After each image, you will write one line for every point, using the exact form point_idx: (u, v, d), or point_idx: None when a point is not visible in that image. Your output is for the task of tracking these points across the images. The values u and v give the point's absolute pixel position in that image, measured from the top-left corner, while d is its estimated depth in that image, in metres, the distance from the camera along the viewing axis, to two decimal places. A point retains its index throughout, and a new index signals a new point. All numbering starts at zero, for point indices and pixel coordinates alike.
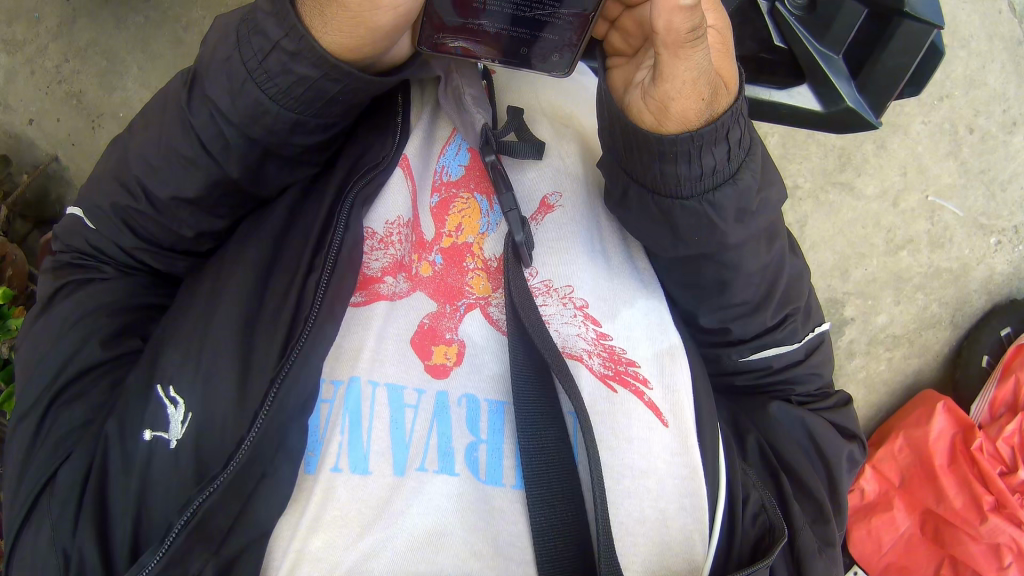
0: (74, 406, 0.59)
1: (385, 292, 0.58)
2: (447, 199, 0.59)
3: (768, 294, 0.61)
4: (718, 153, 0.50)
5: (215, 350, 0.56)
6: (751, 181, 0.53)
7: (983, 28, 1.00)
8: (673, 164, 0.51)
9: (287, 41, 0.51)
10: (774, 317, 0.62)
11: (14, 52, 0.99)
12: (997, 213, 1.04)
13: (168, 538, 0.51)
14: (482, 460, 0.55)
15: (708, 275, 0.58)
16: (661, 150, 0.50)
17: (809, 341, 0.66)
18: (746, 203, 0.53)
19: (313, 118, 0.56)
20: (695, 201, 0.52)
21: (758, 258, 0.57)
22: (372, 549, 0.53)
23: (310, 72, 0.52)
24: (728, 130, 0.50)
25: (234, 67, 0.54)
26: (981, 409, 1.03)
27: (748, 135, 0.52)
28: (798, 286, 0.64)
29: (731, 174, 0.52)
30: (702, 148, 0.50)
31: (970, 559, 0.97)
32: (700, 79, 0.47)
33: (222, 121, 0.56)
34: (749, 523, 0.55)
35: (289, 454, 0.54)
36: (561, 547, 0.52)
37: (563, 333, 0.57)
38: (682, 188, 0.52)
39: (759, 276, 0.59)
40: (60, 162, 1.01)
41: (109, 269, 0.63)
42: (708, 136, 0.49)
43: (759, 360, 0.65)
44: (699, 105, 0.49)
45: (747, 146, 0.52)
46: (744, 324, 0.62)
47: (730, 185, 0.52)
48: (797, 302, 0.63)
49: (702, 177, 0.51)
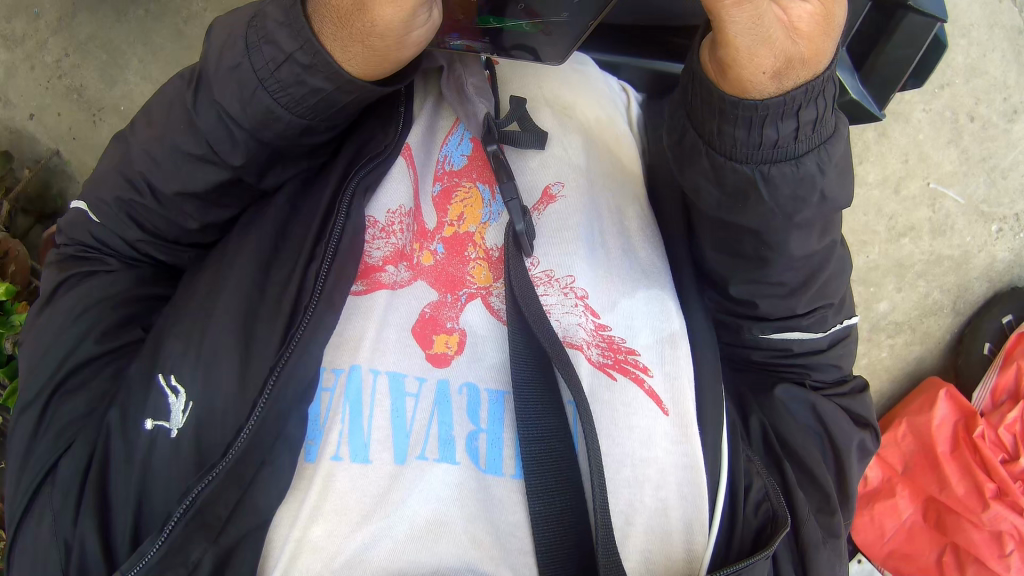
0: (78, 396, 0.59)
1: (386, 280, 0.57)
2: (450, 189, 0.60)
3: (809, 281, 0.57)
4: (784, 127, 0.45)
5: (216, 342, 0.56)
6: (813, 170, 0.47)
7: (984, 15, 0.99)
8: (731, 128, 0.46)
9: (301, 53, 0.51)
10: (805, 308, 0.60)
11: (15, 49, 0.99)
12: (998, 201, 1.04)
13: (167, 527, 0.51)
14: (482, 449, 0.55)
15: (750, 249, 0.55)
16: (722, 107, 0.45)
17: (834, 332, 0.64)
18: (802, 193, 0.48)
19: (323, 122, 0.56)
20: (750, 167, 0.47)
21: (807, 244, 0.53)
22: (372, 539, 0.53)
23: (323, 86, 0.53)
24: (800, 106, 0.45)
25: (243, 75, 0.54)
26: (982, 397, 1.03)
27: (827, 121, 0.47)
28: (838, 280, 0.60)
29: (796, 157, 0.47)
30: (768, 119, 0.45)
31: (972, 546, 0.97)
32: (758, 50, 0.41)
33: (231, 124, 0.55)
34: (751, 511, 0.55)
35: (289, 443, 0.54)
36: (560, 536, 0.52)
37: (564, 323, 0.57)
38: (736, 152, 0.47)
39: (803, 261, 0.55)
40: (61, 156, 1.01)
41: (114, 261, 0.63)
42: (775, 109, 0.44)
43: (781, 341, 0.63)
44: (759, 79, 0.43)
45: (824, 132, 0.47)
46: (773, 303, 0.59)
47: (788, 164, 0.47)
48: (831, 296, 0.61)
49: (760, 147, 0.46)
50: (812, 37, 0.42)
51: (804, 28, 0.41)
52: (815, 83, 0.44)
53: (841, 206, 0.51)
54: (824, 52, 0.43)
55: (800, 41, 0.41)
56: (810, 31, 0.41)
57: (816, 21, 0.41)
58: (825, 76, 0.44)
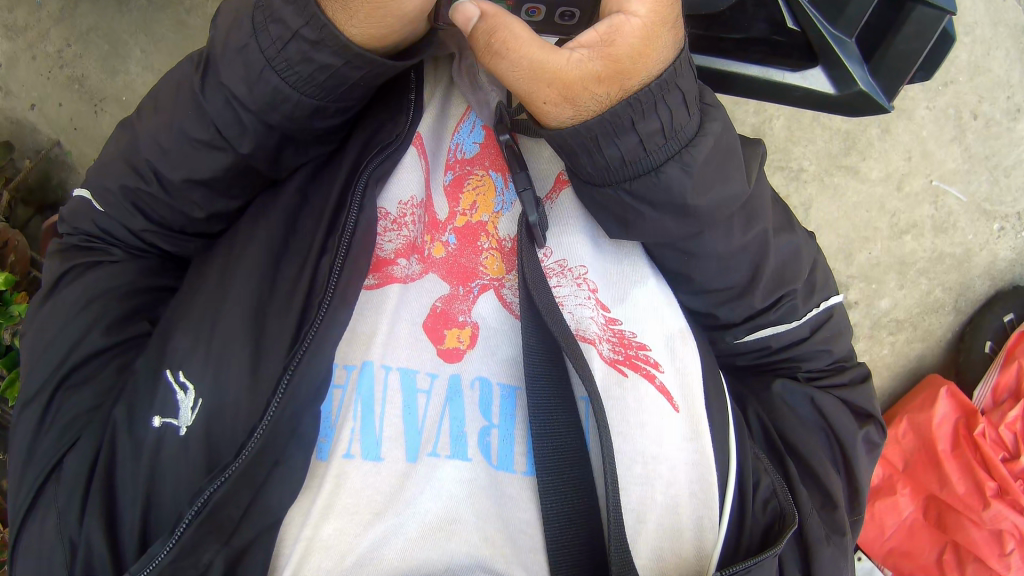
0: (83, 389, 0.58)
1: (399, 274, 0.57)
2: (462, 176, 0.59)
3: (754, 275, 0.58)
4: (625, 145, 0.49)
5: (225, 336, 0.56)
6: (678, 175, 0.50)
7: (988, 13, 0.99)
8: (580, 159, 0.51)
9: (308, 30, 0.50)
10: (765, 300, 0.60)
11: (14, 37, 0.97)
12: (1000, 199, 1.04)
13: (179, 528, 0.50)
14: (494, 445, 0.55)
15: (671, 260, 0.57)
16: (559, 144, 0.51)
17: (813, 318, 0.64)
18: (676, 198, 0.51)
19: (333, 103, 0.55)
20: (616, 188, 0.52)
21: (731, 241, 0.55)
22: (383, 536, 0.52)
23: (332, 61, 0.51)
24: (634, 121, 0.48)
25: (250, 57, 0.53)
26: (983, 395, 1.03)
27: (675, 128, 0.50)
28: (794, 266, 0.61)
29: (654, 166, 0.50)
30: (599, 139, 0.49)
31: (972, 545, 0.98)
32: (533, 84, 0.48)
33: (238, 107, 0.55)
34: (760, 508, 0.56)
35: (301, 441, 0.53)
36: (569, 533, 0.52)
37: (576, 316, 0.57)
38: (600, 177, 0.52)
39: (729, 258, 0.56)
40: (62, 147, 1.00)
41: (118, 252, 0.62)
42: (598, 130, 0.49)
43: (756, 341, 0.63)
44: (547, 105, 0.49)
45: (683, 137, 0.50)
46: (733, 306, 0.60)
47: (644, 176, 0.50)
48: (794, 282, 0.61)
49: (613, 168, 0.51)
50: (614, 60, 0.47)
51: (610, 51, 0.47)
52: (629, 99, 0.48)
53: (728, 195, 0.53)
54: (628, 73, 0.47)
55: (603, 65, 0.47)
56: (615, 53, 0.47)
57: (624, 48, 0.47)
58: (641, 91, 0.48)
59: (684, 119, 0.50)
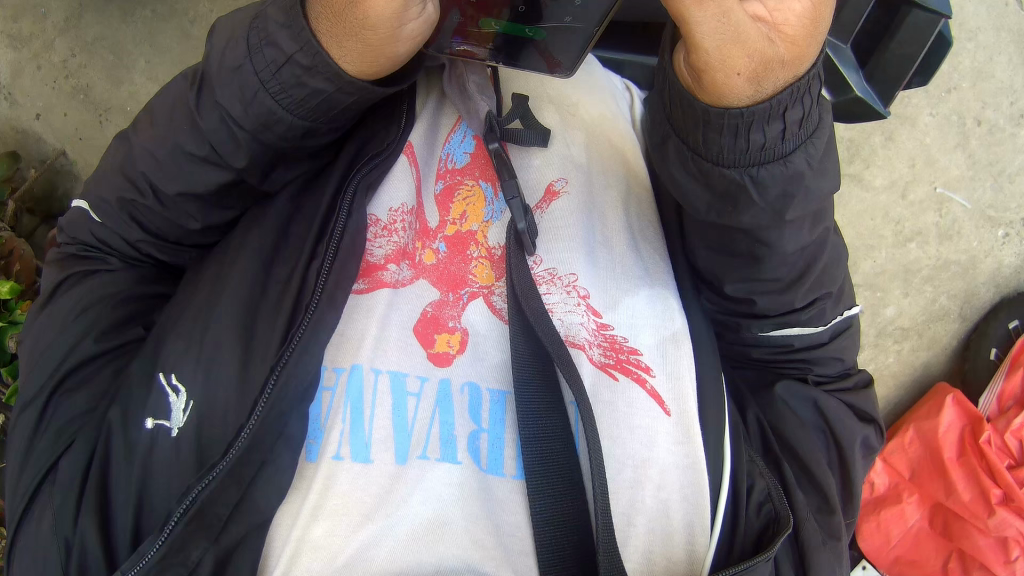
0: (78, 393, 0.59)
1: (389, 279, 0.57)
2: (452, 186, 0.59)
3: (805, 273, 0.56)
4: (771, 130, 0.45)
5: (216, 338, 0.56)
6: (803, 167, 0.47)
7: (991, 19, 0.98)
8: (718, 133, 0.45)
9: (301, 55, 0.51)
10: (803, 301, 0.59)
11: (20, 48, 0.99)
12: (1005, 205, 1.03)
13: (168, 528, 0.51)
14: (484, 449, 0.55)
15: (741, 245, 0.54)
16: (707, 118, 0.45)
17: (836, 325, 0.63)
18: (793, 190, 0.47)
19: (325, 124, 0.56)
20: (738, 171, 0.47)
21: (800, 238, 0.52)
22: (373, 538, 0.53)
23: (324, 87, 0.53)
24: (787, 107, 0.44)
25: (245, 77, 0.54)
26: (988, 403, 1.03)
27: (814, 116, 0.46)
28: (834, 270, 0.59)
29: (784, 155, 0.46)
30: (752, 123, 0.44)
31: (979, 553, 0.96)
32: (730, 50, 0.41)
33: (233, 125, 0.55)
34: (754, 511, 0.54)
35: (289, 441, 0.53)
36: (561, 538, 0.52)
37: (566, 321, 0.57)
38: (725, 155, 0.46)
39: (796, 254, 0.54)
40: (68, 157, 1.02)
41: (115, 260, 0.63)
42: (761, 113, 0.43)
43: (780, 337, 0.62)
44: (734, 81, 0.42)
45: (811, 127, 0.46)
46: (772, 299, 0.58)
47: (779, 166, 0.46)
48: (831, 286, 0.60)
49: (749, 150, 0.45)
50: (794, 41, 0.41)
51: (787, 29, 0.40)
52: (799, 84, 0.43)
53: (829, 191, 0.50)
54: (808, 53, 0.41)
55: (779, 42, 0.41)
56: (792, 35, 0.40)
57: (801, 24, 0.40)
58: (812, 74, 0.43)
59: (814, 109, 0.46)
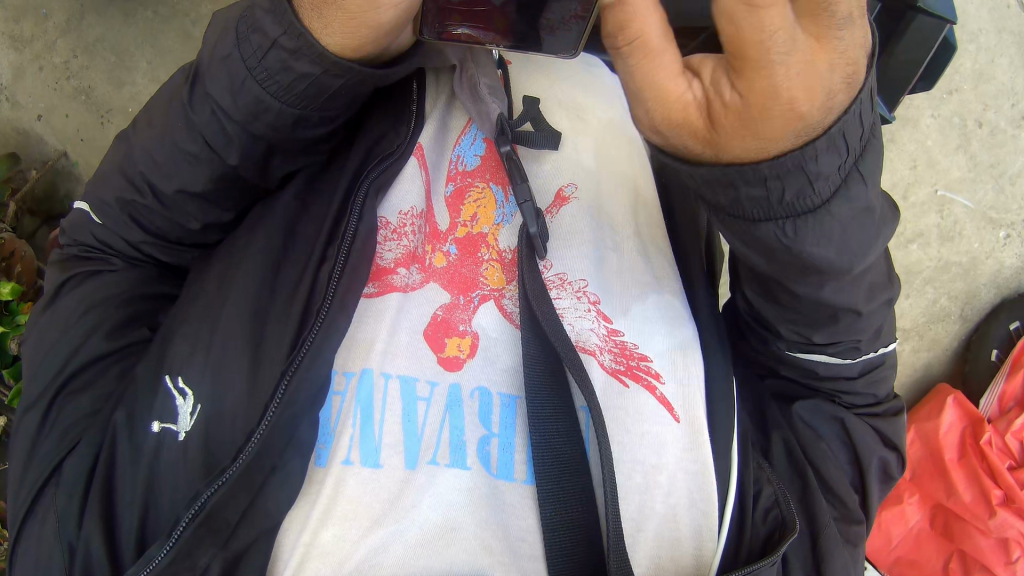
0: (82, 396, 0.59)
1: (399, 283, 0.57)
2: (462, 189, 0.59)
3: (835, 322, 0.51)
4: (758, 190, 0.41)
5: (224, 341, 0.56)
6: (811, 230, 0.42)
7: (992, 21, 0.98)
8: (711, 188, 0.42)
9: (286, 39, 0.50)
10: (829, 340, 0.54)
11: (22, 49, 0.99)
12: (1006, 207, 1.03)
13: (175, 531, 0.51)
14: (494, 454, 0.55)
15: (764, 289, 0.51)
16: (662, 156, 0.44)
17: (869, 359, 0.59)
18: (804, 253, 0.43)
19: (316, 112, 0.55)
20: (728, 220, 0.44)
21: (830, 293, 0.47)
22: (382, 543, 0.53)
23: (310, 70, 0.51)
24: (778, 172, 0.40)
25: (234, 66, 0.53)
26: (989, 405, 1.03)
27: (841, 174, 0.41)
28: (876, 317, 0.53)
29: (785, 215, 0.42)
30: (728, 181, 0.41)
31: (979, 553, 0.97)
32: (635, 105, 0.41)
33: (223, 117, 0.55)
34: (760, 518, 0.55)
35: (300, 447, 0.53)
36: (572, 543, 0.52)
37: (576, 327, 0.57)
38: (718, 205, 0.43)
39: (822, 307, 0.49)
40: (69, 158, 1.02)
41: (118, 261, 0.63)
42: (735, 173, 0.41)
43: (805, 363, 0.59)
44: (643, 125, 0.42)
45: (832, 187, 0.41)
46: (793, 334, 0.55)
47: (775, 223, 0.42)
48: (864, 334, 0.54)
49: (740, 204, 0.42)
50: (727, 123, 0.39)
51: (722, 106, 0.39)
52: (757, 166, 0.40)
53: (874, 253, 0.44)
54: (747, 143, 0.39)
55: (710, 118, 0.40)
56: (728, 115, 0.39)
57: (735, 115, 0.38)
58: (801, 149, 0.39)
59: (837, 166, 0.40)
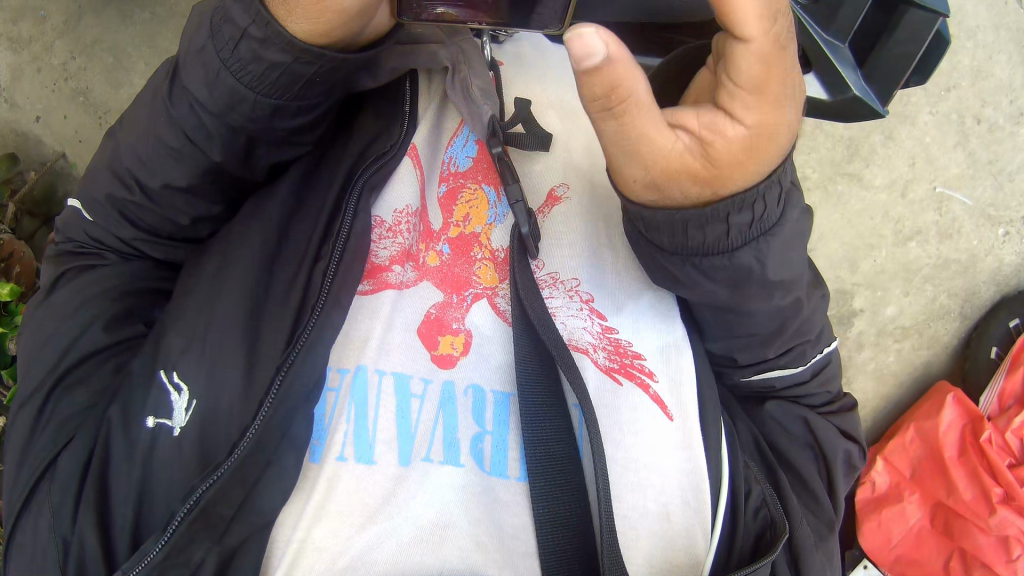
0: (77, 391, 0.59)
1: (394, 280, 0.57)
2: (455, 189, 0.59)
3: (780, 332, 0.56)
4: (711, 230, 0.46)
5: (220, 337, 0.56)
6: (750, 263, 0.48)
7: (990, 18, 0.98)
8: (656, 231, 0.47)
9: (254, 28, 0.50)
10: (778, 351, 0.58)
11: (20, 51, 0.99)
12: (1005, 204, 1.03)
13: (170, 527, 0.50)
14: (487, 450, 0.55)
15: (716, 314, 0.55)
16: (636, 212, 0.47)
17: (816, 363, 0.63)
18: (742, 280, 0.49)
19: (294, 101, 0.55)
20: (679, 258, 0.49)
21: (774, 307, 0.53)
22: (375, 540, 0.52)
23: (280, 58, 0.51)
24: (729, 212, 0.45)
25: (208, 58, 0.53)
26: (989, 402, 1.03)
27: (774, 213, 0.46)
28: (808, 319, 0.58)
29: (729, 250, 0.47)
30: (685, 227, 0.46)
31: (978, 551, 0.96)
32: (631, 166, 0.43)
33: (200, 110, 0.54)
34: (751, 518, 0.55)
35: (294, 443, 0.53)
36: (564, 540, 0.51)
37: (569, 326, 0.57)
38: (667, 246, 0.48)
39: (770, 318, 0.54)
40: (67, 159, 1.02)
41: (110, 256, 0.63)
42: (692, 218, 0.45)
43: (761, 381, 0.62)
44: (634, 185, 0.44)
45: (766, 225, 0.47)
46: (750, 355, 0.58)
47: (737, 254, 0.47)
48: (805, 335, 0.58)
49: (690, 244, 0.47)
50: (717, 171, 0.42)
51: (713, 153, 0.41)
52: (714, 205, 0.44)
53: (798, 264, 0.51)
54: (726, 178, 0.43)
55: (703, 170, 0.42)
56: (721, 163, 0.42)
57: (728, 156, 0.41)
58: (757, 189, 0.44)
59: (774, 207, 0.46)
